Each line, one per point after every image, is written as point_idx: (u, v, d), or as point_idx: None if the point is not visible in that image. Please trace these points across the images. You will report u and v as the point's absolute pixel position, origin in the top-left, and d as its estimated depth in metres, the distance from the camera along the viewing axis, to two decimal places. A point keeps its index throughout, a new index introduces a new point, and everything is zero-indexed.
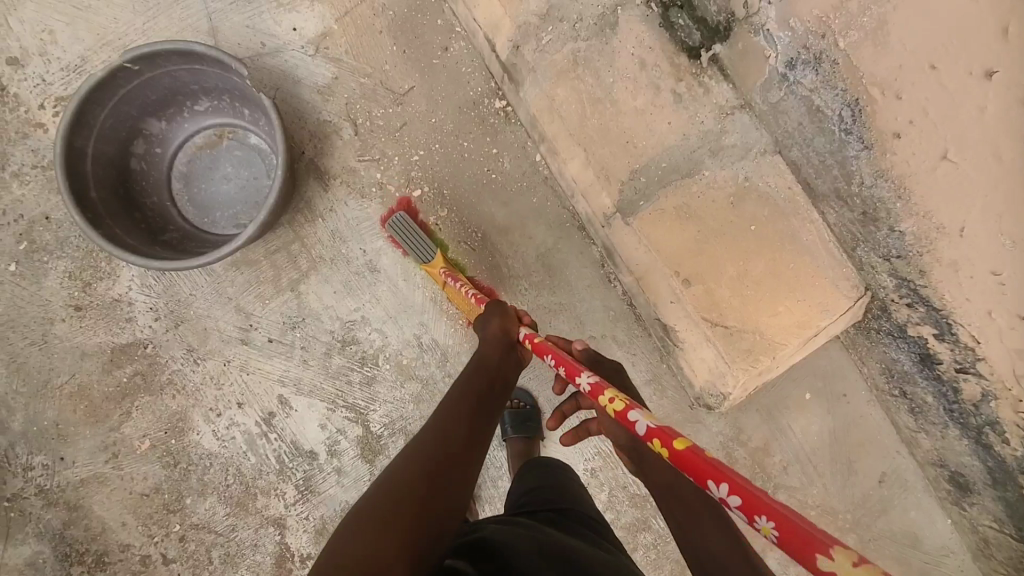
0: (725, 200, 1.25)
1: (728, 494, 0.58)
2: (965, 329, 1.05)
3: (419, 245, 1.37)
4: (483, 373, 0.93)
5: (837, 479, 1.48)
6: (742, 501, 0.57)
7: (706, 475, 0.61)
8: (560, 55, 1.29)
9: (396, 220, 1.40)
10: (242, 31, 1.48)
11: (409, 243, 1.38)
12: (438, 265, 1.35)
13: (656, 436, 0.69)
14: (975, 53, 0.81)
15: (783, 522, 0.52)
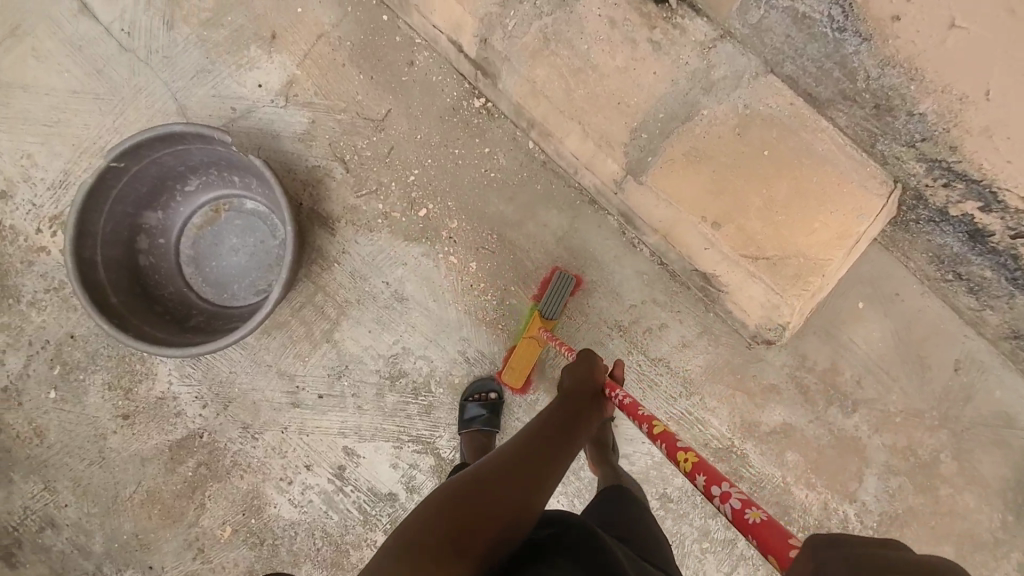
0: (731, 133, 1.22)
1: (732, 494, 0.67)
2: (1011, 194, 1.03)
3: (553, 296, 1.38)
4: (573, 397, 0.92)
5: (914, 380, 1.45)
6: (742, 500, 0.65)
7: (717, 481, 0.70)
8: (529, 36, 1.26)
9: (565, 275, 1.40)
10: (210, 101, 1.47)
11: (552, 291, 1.38)
12: (540, 321, 1.36)
13: (688, 451, 0.77)
14: None
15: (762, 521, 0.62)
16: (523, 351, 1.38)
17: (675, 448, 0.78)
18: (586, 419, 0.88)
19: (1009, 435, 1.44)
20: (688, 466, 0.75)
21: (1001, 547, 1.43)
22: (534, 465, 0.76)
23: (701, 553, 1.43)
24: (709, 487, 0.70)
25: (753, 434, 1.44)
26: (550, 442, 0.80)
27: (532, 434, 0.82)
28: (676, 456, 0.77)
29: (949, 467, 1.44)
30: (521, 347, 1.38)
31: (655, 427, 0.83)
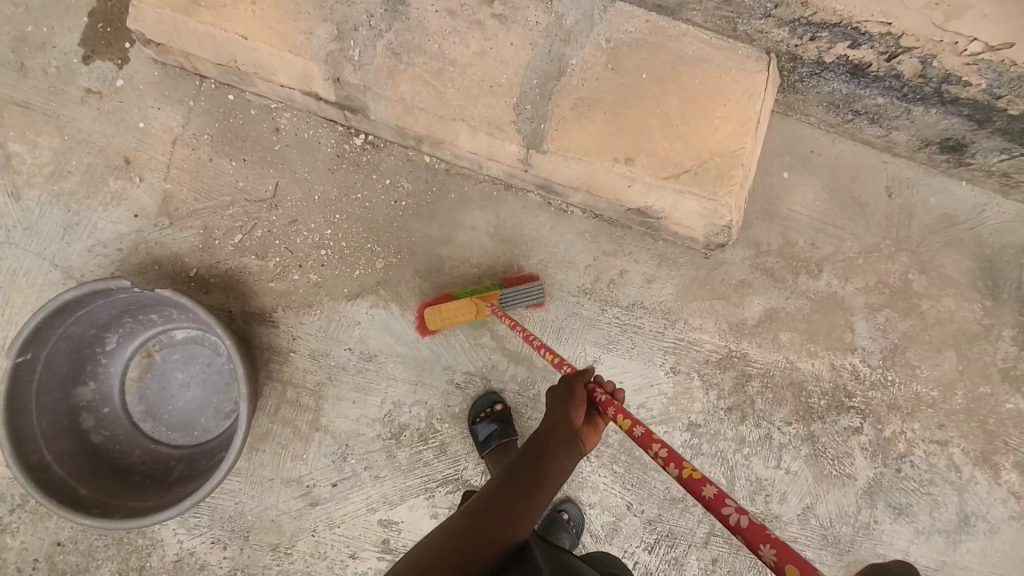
0: (606, 71, 1.24)
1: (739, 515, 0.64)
2: (873, 23, 1.08)
3: (519, 292, 1.37)
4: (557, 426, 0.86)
5: (859, 220, 1.51)
6: (753, 527, 0.63)
7: (722, 497, 0.67)
8: (379, 57, 1.23)
9: (537, 290, 1.39)
10: (92, 251, 1.37)
11: (524, 291, 1.38)
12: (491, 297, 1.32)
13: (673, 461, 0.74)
14: None
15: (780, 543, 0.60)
16: (459, 312, 1.31)
17: (678, 460, 0.74)
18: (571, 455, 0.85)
19: (957, 233, 1.52)
20: (688, 476, 0.71)
21: (991, 331, 1.52)
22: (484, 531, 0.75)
23: (746, 460, 1.47)
24: (716, 501, 0.67)
25: (744, 332, 1.47)
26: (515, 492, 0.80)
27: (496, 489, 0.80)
28: (680, 465, 0.73)
29: (920, 283, 1.52)
30: (456, 305, 1.30)
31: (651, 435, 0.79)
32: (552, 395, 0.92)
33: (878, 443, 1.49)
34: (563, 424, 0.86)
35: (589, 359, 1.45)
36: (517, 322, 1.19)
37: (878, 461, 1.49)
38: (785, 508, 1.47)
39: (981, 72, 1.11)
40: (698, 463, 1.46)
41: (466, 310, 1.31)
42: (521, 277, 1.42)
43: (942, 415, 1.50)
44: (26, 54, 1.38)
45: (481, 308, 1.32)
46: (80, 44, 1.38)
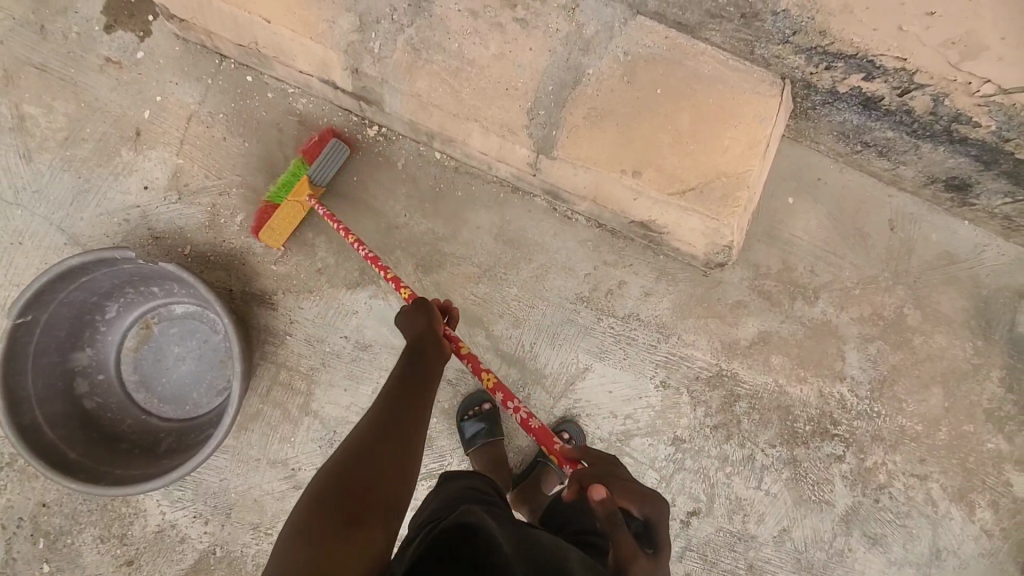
0: (621, 83, 1.25)
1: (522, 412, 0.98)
2: (887, 57, 1.08)
3: (323, 162, 1.32)
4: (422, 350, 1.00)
5: (860, 250, 1.52)
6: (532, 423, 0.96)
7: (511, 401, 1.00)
8: (399, 52, 1.24)
9: (334, 145, 1.34)
10: (98, 220, 1.38)
11: (325, 155, 1.32)
12: (309, 188, 1.30)
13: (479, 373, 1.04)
14: None
15: (543, 429, 0.95)
16: (294, 215, 1.32)
17: (480, 369, 1.03)
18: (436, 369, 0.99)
19: (955, 271, 1.54)
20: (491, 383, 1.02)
21: (980, 371, 1.54)
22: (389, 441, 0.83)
23: (728, 478, 1.48)
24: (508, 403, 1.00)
25: (737, 351, 1.49)
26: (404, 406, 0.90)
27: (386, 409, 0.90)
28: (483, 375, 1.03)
29: (914, 318, 1.53)
30: (282, 207, 1.29)
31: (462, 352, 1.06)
32: (408, 323, 1.06)
33: (859, 473, 1.50)
34: (426, 347, 1.00)
35: (581, 366, 1.47)
36: (352, 234, 1.21)
37: (857, 490, 1.50)
38: (762, 528, 1.48)
39: (992, 114, 1.12)
40: (679, 477, 1.48)
41: (293, 212, 1.31)
42: (318, 139, 1.33)
43: (924, 449, 1.52)
44: (48, 18, 1.39)
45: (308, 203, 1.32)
46: (102, 13, 1.39)
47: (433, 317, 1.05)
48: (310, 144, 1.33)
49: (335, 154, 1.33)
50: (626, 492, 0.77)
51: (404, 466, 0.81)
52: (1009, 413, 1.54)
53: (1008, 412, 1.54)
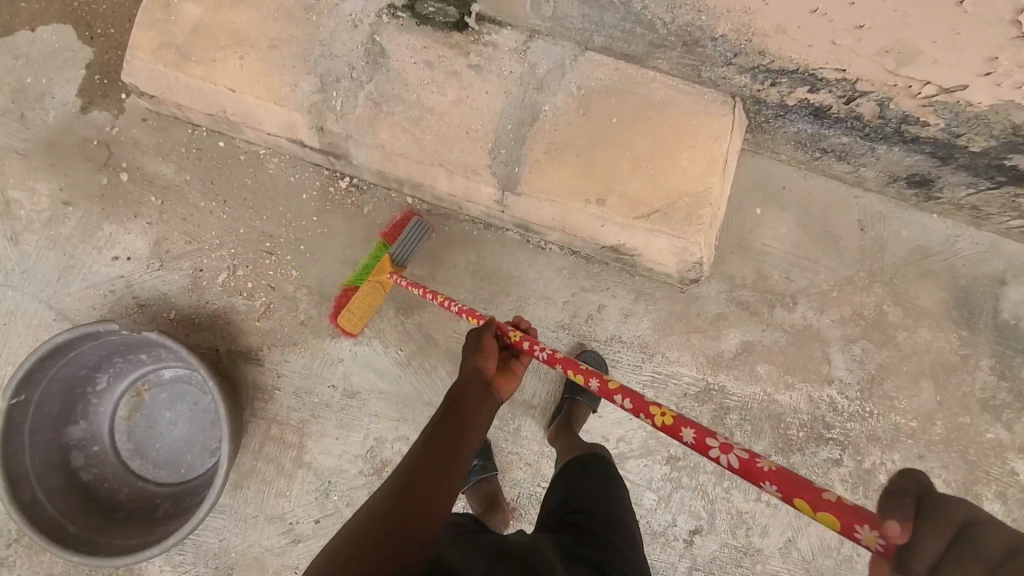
0: (577, 116, 1.29)
1: (723, 453, 0.76)
2: (827, 69, 1.11)
3: (406, 240, 1.37)
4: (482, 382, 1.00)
5: (832, 252, 1.54)
6: (744, 463, 0.73)
7: (706, 442, 0.78)
8: (360, 107, 1.28)
9: (416, 226, 1.38)
10: (85, 293, 1.42)
11: (407, 235, 1.37)
12: (391, 267, 1.33)
13: (643, 410, 0.87)
14: None
15: (776, 472, 0.70)
16: (376, 294, 1.34)
17: (646, 404, 0.87)
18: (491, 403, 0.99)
19: (929, 264, 1.56)
20: (666, 420, 0.83)
21: (968, 361, 1.54)
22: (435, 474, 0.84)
23: (727, 493, 1.47)
24: (705, 442, 0.78)
25: (721, 365, 1.50)
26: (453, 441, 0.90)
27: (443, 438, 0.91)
28: (653, 412, 0.85)
29: (895, 314, 1.54)
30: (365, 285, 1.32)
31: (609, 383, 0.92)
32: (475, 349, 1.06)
33: (859, 475, 1.49)
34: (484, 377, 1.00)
35: None
36: (430, 291, 1.23)
37: (859, 493, 1.49)
38: (767, 541, 1.47)
39: (938, 113, 1.14)
40: (678, 497, 1.47)
41: (372, 291, 1.32)
42: (398, 223, 1.40)
43: (922, 445, 1.52)
44: (27, 105, 1.45)
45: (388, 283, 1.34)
46: (78, 95, 1.45)
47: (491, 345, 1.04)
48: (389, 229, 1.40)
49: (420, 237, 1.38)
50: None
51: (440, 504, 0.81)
52: (1004, 401, 1.53)
53: (1003, 400, 1.53)
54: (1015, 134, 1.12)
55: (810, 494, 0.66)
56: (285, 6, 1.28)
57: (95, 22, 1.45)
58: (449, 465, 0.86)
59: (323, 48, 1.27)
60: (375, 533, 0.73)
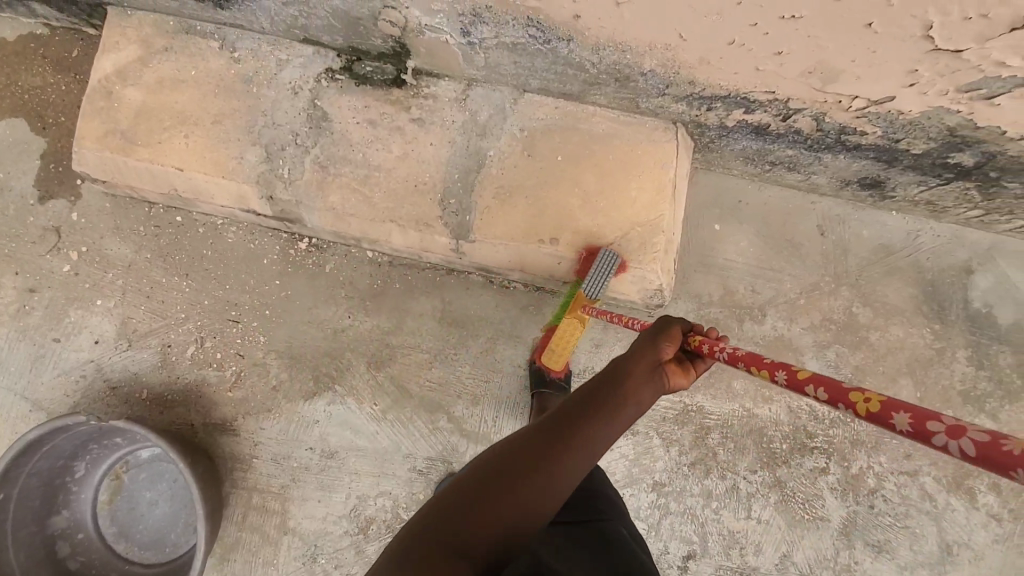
0: (523, 158, 1.30)
1: (944, 436, 0.50)
2: (757, 92, 1.12)
3: (595, 277, 1.25)
4: (634, 370, 0.78)
5: (796, 260, 1.55)
6: (981, 443, 0.47)
7: (917, 423, 0.53)
8: (308, 173, 1.30)
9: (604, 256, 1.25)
10: (57, 380, 1.42)
11: (595, 271, 1.25)
12: (585, 304, 1.27)
13: (832, 394, 0.61)
14: None
15: None
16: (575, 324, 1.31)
17: (845, 390, 0.60)
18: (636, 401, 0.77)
19: (895, 261, 1.56)
20: (863, 405, 0.57)
21: (943, 354, 1.54)
22: (550, 454, 0.70)
23: (716, 514, 1.47)
24: (916, 427, 0.52)
25: (698, 385, 1.50)
26: (585, 422, 0.73)
27: (567, 411, 0.74)
28: (850, 398, 0.59)
29: (865, 316, 1.54)
30: (568, 322, 1.31)
31: (800, 373, 0.66)
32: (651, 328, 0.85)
33: (847, 482, 1.48)
34: (642, 361, 0.79)
35: None
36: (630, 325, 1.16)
37: (849, 500, 1.48)
38: (761, 559, 1.46)
39: (873, 123, 1.14)
40: (668, 523, 1.47)
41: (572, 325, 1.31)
42: (585, 257, 1.29)
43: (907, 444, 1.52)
44: None
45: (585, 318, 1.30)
46: (34, 185, 1.46)
47: (670, 332, 0.82)
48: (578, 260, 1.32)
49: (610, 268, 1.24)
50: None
51: (543, 492, 0.68)
52: (984, 391, 1.53)
53: (984, 390, 1.53)
54: (951, 134, 1.12)
55: None
56: (224, 81, 1.29)
57: (46, 111, 1.46)
58: (571, 449, 0.71)
59: (266, 118, 1.29)
60: (470, 503, 0.65)
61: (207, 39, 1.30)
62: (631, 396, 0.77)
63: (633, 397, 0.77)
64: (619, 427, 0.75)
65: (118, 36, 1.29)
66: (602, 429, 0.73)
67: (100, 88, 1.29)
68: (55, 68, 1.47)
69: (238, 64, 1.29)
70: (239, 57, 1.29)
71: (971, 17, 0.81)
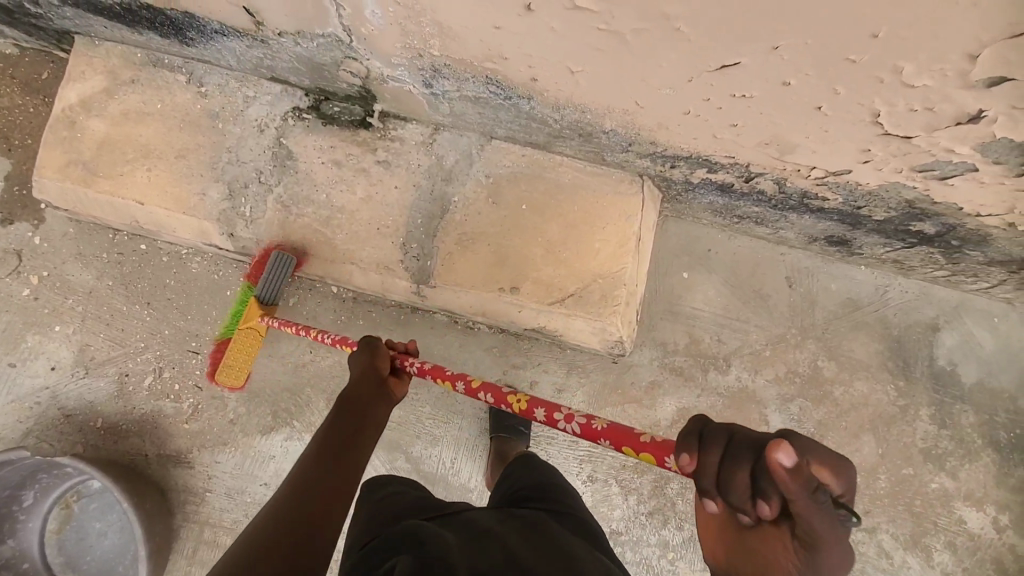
0: (487, 205, 1.30)
1: (573, 423, 0.82)
2: (717, 156, 1.12)
3: (270, 278, 1.26)
4: (362, 392, 0.93)
5: (762, 311, 1.55)
6: (584, 429, 0.80)
7: (554, 415, 0.84)
8: (270, 211, 1.29)
9: (279, 260, 1.26)
10: (10, 406, 1.41)
11: (271, 274, 1.26)
12: (260, 311, 1.28)
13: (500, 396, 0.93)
14: (516, 19, 0.82)
15: (609, 428, 0.77)
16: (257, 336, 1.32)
17: (502, 393, 0.92)
18: (375, 413, 0.92)
19: (862, 316, 1.55)
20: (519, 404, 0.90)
21: (907, 412, 1.53)
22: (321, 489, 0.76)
23: (671, 565, 1.47)
24: (551, 415, 0.85)
25: (658, 434, 1.49)
26: (342, 449, 0.83)
27: (321, 448, 0.83)
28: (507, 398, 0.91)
29: (830, 370, 1.54)
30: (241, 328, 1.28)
31: (474, 382, 0.97)
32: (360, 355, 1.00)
33: None
34: (367, 384, 0.94)
35: None
36: (310, 332, 1.21)
37: None
38: None
39: (834, 190, 1.14)
40: None
41: (246, 334, 1.30)
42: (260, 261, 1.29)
43: (865, 501, 1.51)
44: None
45: (262, 327, 1.31)
46: None
47: (377, 349, 1.00)
48: (254, 267, 1.33)
49: (289, 267, 1.27)
50: (818, 457, 0.52)
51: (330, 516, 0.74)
52: (946, 450, 1.52)
53: (945, 448, 1.52)
54: (911, 206, 1.12)
55: (631, 439, 0.74)
56: (190, 115, 1.28)
57: (12, 132, 1.45)
58: (340, 475, 0.79)
59: (230, 155, 1.28)
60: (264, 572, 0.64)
61: (175, 73, 1.29)
62: (371, 411, 0.91)
63: (374, 410, 0.91)
64: (370, 441, 0.88)
65: (85, 65, 1.29)
66: (360, 450, 0.85)
67: (64, 118, 1.28)
68: (24, 89, 1.45)
69: (205, 99, 1.29)
70: (207, 92, 1.29)
71: (917, 108, 0.80)
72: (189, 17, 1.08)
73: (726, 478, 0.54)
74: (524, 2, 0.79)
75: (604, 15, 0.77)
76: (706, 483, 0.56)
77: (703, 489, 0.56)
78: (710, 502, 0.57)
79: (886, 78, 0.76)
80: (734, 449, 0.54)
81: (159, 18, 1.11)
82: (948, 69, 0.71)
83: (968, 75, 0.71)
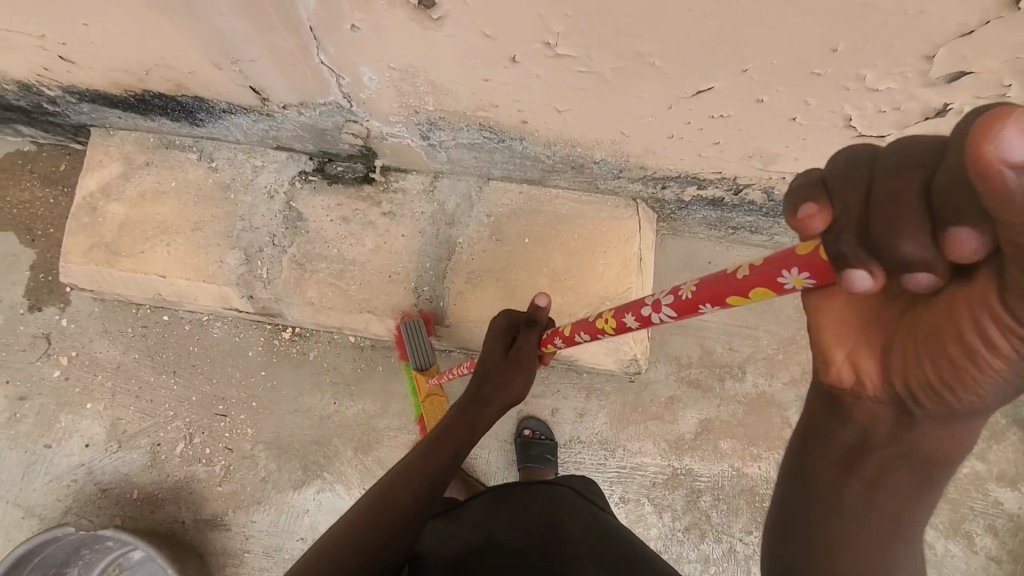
0: (491, 243, 1.36)
1: (664, 308, 0.68)
2: (705, 172, 1.17)
3: (415, 348, 1.33)
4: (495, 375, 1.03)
5: (769, 315, 1.58)
6: (672, 306, 0.66)
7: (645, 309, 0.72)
8: (286, 271, 1.35)
9: (406, 326, 1.31)
10: (48, 486, 1.45)
11: (411, 346, 1.32)
12: (424, 377, 1.35)
13: (599, 326, 0.84)
14: (503, 71, 0.89)
15: (697, 290, 0.61)
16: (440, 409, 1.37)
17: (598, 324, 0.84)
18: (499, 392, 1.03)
19: None
20: (612, 324, 0.80)
21: None
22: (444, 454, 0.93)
23: None
24: (643, 313, 0.72)
25: (683, 448, 1.51)
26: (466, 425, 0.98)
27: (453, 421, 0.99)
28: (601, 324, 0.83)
29: None
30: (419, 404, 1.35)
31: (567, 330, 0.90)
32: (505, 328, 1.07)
33: None
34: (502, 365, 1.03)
35: None
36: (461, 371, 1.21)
37: None
38: None
39: None
40: None
41: (433, 399, 1.38)
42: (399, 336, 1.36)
43: None
44: None
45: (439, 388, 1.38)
46: (24, 295, 1.51)
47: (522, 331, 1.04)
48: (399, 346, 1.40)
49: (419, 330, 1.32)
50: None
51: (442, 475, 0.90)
52: None
53: None
54: None
55: (726, 283, 0.57)
56: (203, 189, 1.36)
57: (35, 224, 1.53)
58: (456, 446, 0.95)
59: (244, 222, 1.35)
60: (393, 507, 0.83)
61: (185, 152, 1.36)
62: (493, 392, 1.02)
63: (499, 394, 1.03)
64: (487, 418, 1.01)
65: (101, 154, 1.37)
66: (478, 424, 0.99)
67: (85, 204, 1.35)
68: (44, 182, 1.54)
69: (216, 172, 1.36)
70: (217, 166, 1.36)
71: (885, 110, 0.86)
72: (199, 101, 1.16)
73: (881, 233, 0.40)
74: (509, 55, 0.85)
75: (584, 59, 0.83)
76: (842, 243, 0.41)
77: (841, 256, 0.41)
78: (863, 275, 0.41)
79: (851, 85, 0.82)
80: (902, 172, 0.40)
81: (170, 104, 1.20)
82: (907, 71, 0.77)
83: (926, 75, 0.77)
